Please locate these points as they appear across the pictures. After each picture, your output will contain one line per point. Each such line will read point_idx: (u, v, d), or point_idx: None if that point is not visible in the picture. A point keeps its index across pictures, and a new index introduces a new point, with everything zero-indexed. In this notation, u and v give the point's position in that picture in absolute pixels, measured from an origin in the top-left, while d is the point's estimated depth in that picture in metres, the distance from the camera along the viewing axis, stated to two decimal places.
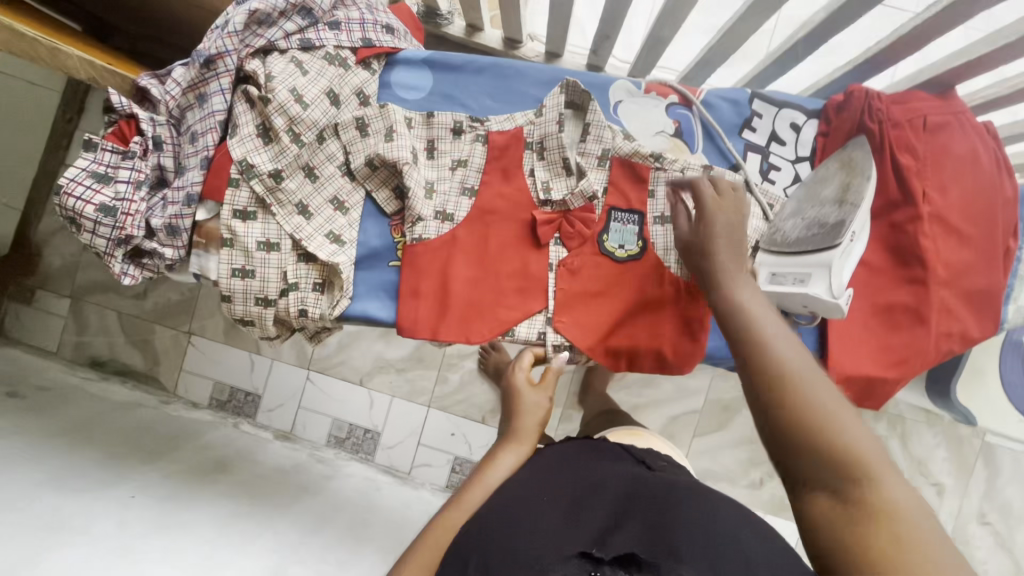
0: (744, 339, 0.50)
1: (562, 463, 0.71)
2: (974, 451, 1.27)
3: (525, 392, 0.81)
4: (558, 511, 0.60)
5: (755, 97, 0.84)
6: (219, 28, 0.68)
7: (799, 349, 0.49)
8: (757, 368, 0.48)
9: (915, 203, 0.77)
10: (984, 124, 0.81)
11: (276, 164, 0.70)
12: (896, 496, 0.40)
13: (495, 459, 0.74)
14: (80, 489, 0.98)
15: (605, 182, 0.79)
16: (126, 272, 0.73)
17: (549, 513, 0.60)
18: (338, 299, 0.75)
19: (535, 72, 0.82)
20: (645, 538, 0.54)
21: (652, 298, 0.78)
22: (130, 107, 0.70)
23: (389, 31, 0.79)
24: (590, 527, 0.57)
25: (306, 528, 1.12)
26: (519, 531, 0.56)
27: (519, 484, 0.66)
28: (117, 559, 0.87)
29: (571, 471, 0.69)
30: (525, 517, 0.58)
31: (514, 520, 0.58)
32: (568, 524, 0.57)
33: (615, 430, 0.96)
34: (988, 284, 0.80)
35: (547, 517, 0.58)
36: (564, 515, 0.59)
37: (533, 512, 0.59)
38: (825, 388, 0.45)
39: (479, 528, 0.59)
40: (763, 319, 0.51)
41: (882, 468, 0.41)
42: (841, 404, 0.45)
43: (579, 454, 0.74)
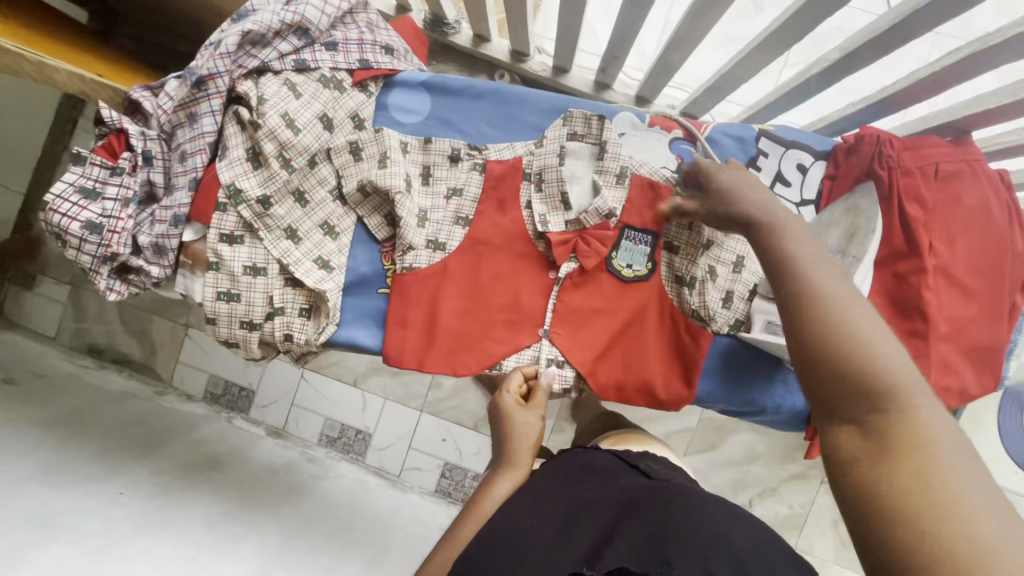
0: (788, 284, 0.48)
1: (549, 477, 0.62)
2: None
3: (513, 413, 0.72)
4: (547, 537, 0.52)
5: (762, 136, 0.81)
6: (211, 48, 0.67)
7: (841, 279, 0.47)
8: (790, 300, 0.47)
9: (921, 254, 0.74)
10: (1000, 173, 0.78)
11: (265, 189, 0.69)
12: (928, 430, 0.37)
13: (489, 490, 0.64)
14: (69, 486, 0.98)
15: (623, 201, 0.75)
16: (111, 288, 0.72)
17: (541, 537, 0.52)
18: (324, 326, 0.74)
19: (536, 99, 0.79)
20: (635, 548, 0.49)
21: (649, 321, 0.77)
22: (120, 121, 0.68)
23: (389, 51, 0.77)
24: (577, 555, 0.50)
25: (293, 532, 1.11)
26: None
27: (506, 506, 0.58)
28: (103, 558, 0.87)
29: (557, 481, 0.61)
30: (515, 556, 0.50)
31: (502, 561, 0.50)
32: (559, 556, 0.50)
33: (609, 433, 0.86)
34: (990, 340, 0.78)
35: (538, 554, 0.50)
36: (554, 540, 0.52)
37: (522, 543, 0.51)
38: (872, 333, 0.42)
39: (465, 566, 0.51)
40: (807, 264, 0.48)
41: (919, 401, 0.39)
42: (880, 336, 0.42)
43: (565, 462, 0.67)
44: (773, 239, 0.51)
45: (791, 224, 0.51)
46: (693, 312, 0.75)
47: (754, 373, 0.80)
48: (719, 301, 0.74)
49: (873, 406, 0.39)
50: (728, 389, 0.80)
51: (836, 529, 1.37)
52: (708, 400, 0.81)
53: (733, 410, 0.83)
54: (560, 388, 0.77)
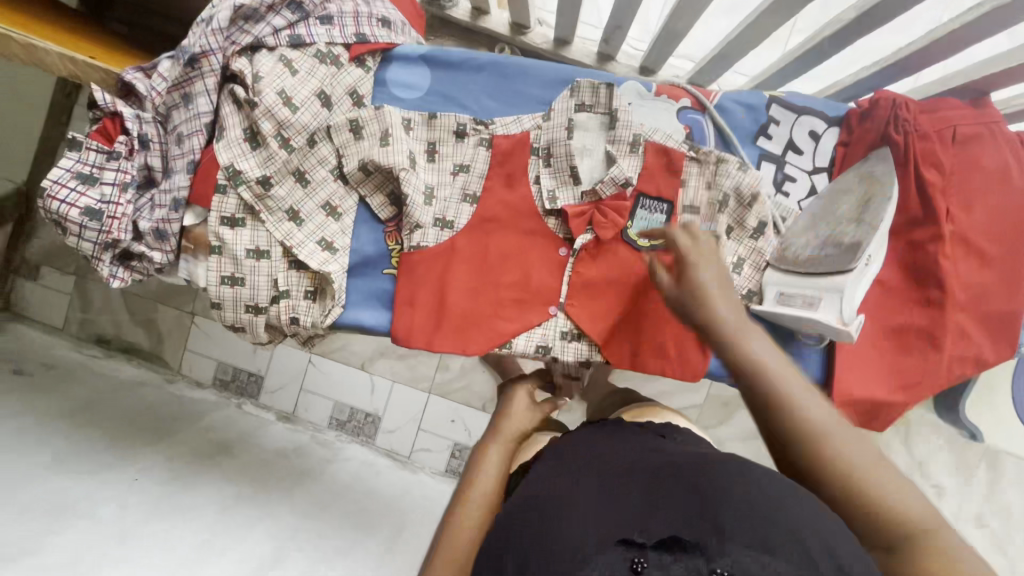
0: (751, 395, 0.46)
1: (588, 454, 0.57)
2: (976, 455, 1.33)
3: (518, 405, 0.74)
4: (585, 507, 0.46)
5: (773, 102, 0.79)
6: (204, 24, 0.65)
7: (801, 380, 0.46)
8: (760, 412, 0.46)
9: (938, 221, 0.72)
10: (1019, 135, 0.75)
11: (265, 170, 0.68)
12: (925, 529, 0.39)
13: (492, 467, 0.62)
14: (85, 473, 0.99)
15: (639, 167, 0.74)
16: (115, 275, 0.70)
17: (579, 507, 0.47)
18: (330, 308, 0.73)
19: (539, 70, 0.77)
20: (686, 508, 0.42)
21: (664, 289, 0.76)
22: (115, 104, 0.67)
23: (386, 24, 0.74)
24: (619, 519, 0.44)
25: (306, 514, 1.12)
26: (545, 545, 0.43)
27: (533, 478, 0.55)
28: (120, 543, 0.88)
29: (589, 451, 0.57)
30: (550, 518, 0.46)
31: (536, 528, 0.46)
32: (601, 520, 0.44)
33: (628, 408, 0.84)
34: (1008, 308, 0.76)
35: (574, 515, 0.45)
36: (592, 509, 0.46)
37: (558, 509, 0.47)
38: (843, 435, 0.43)
39: (494, 543, 0.48)
40: (768, 369, 0.46)
41: (911, 505, 0.40)
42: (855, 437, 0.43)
43: (598, 435, 0.62)
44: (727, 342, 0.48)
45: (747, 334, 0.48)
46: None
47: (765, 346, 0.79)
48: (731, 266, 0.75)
49: (872, 516, 0.40)
50: None
51: None
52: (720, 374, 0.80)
53: None
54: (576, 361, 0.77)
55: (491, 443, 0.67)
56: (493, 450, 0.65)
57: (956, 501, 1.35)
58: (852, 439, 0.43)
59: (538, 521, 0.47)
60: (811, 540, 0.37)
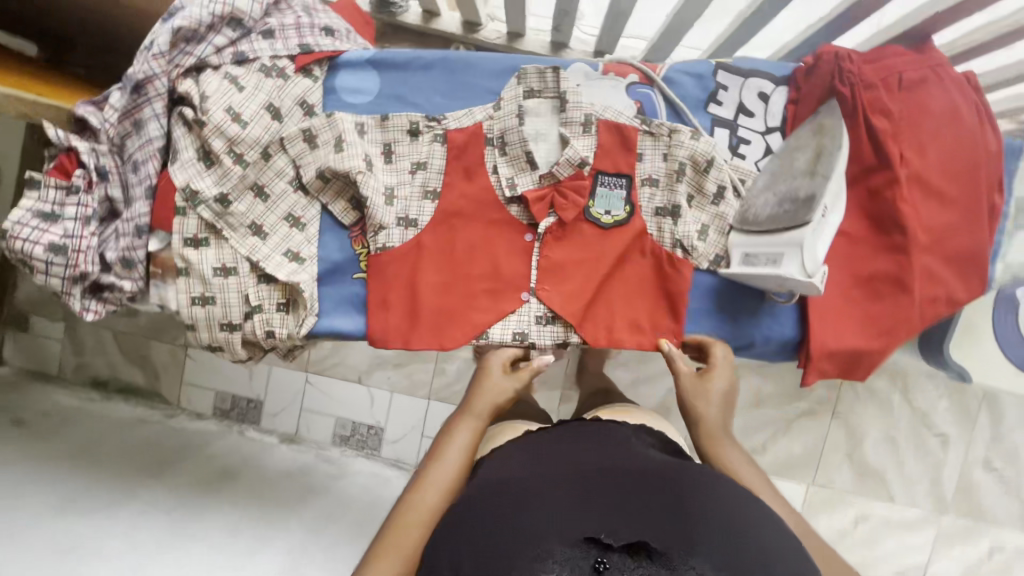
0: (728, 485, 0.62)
1: (562, 445, 0.59)
2: (976, 401, 1.34)
3: (493, 376, 0.70)
4: (558, 498, 0.49)
5: (720, 69, 0.80)
6: (145, 51, 0.66)
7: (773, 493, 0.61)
8: None
9: (893, 165, 0.73)
10: (965, 75, 0.76)
11: (221, 188, 0.69)
12: None
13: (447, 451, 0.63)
14: (88, 514, 0.99)
15: (594, 147, 0.75)
16: (88, 309, 0.71)
17: (551, 497, 0.49)
18: (304, 318, 0.73)
19: (487, 62, 0.78)
20: (656, 520, 0.47)
21: (632, 267, 0.77)
22: (69, 139, 0.67)
23: (329, 33, 0.75)
24: (591, 515, 0.47)
25: (316, 528, 1.12)
26: (516, 525, 0.46)
27: (505, 460, 0.57)
28: None
29: (566, 440, 0.60)
30: (524, 500, 0.49)
31: (509, 507, 0.48)
32: (573, 514, 0.47)
33: (604, 409, 0.84)
34: (972, 245, 0.76)
35: (548, 501, 0.48)
36: (564, 502, 0.48)
37: (533, 491, 0.50)
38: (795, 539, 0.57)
39: (461, 519, 0.50)
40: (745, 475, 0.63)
41: None
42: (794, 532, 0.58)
43: (571, 427, 0.64)
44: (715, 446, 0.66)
45: (726, 435, 0.67)
46: (676, 242, 0.76)
47: (740, 309, 0.80)
48: (697, 235, 0.76)
49: None
50: (718, 328, 0.79)
51: (851, 461, 1.38)
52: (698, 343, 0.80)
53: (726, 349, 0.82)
54: (549, 344, 0.77)
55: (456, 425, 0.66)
56: (460, 432, 0.65)
57: (960, 448, 1.36)
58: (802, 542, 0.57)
59: (511, 500, 0.49)
60: (766, 563, 0.45)
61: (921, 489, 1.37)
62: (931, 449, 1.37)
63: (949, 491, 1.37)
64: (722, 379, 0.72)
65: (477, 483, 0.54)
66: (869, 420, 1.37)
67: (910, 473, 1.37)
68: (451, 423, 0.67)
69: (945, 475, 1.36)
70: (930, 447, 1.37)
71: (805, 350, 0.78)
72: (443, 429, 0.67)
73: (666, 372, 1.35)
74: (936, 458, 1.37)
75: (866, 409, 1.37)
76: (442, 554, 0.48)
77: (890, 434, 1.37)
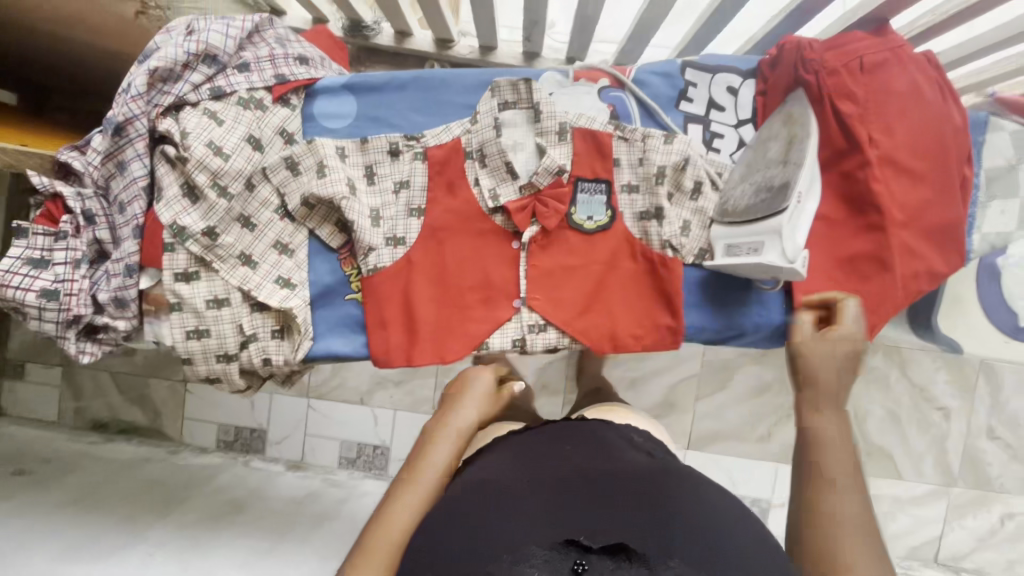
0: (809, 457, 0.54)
1: (547, 446, 0.58)
2: (974, 371, 1.36)
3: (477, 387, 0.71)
4: (536, 507, 0.49)
5: (687, 67, 0.82)
6: (123, 94, 0.67)
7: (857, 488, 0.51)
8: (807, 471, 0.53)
9: (862, 148, 0.75)
10: (925, 54, 0.79)
11: (208, 222, 0.69)
12: None
13: (427, 454, 0.61)
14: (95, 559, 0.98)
15: (570, 154, 0.76)
16: (83, 351, 0.71)
17: (530, 505, 0.49)
18: (299, 342, 0.74)
19: (460, 78, 0.80)
20: (633, 522, 0.48)
21: (625, 268, 0.78)
22: (54, 185, 0.68)
23: (304, 61, 0.76)
24: (569, 520, 0.48)
25: (331, 553, 1.11)
26: (495, 528, 0.47)
27: (486, 461, 0.57)
28: None
29: (553, 440, 0.59)
30: (503, 502, 0.49)
31: (489, 510, 0.49)
32: (549, 521, 0.48)
33: (590, 410, 0.84)
34: (947, 218, 0.78)
35: (526, 506, 0.49)
36: (544, 509, 0.49)
37: (513, 496, 0.50)
38: (861, 537, 0.47)
39: (439, 526, 0.49)
40: (828, 452, 0.53)
41: None
42: (859, 525, 0.48)
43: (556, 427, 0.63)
44: (812, 412, 0.58)
45: (835, 399, 0.58)
46: (665, 244, 0.76)
47: (727, 299, 0.81)
48: (680, 232, 0.77)
49: None
50: (710, 317, 0.81)
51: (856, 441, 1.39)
52: (694, 333, 0.81)
53: (716, 339, 0.83)
54: (546, 349, 0.78)
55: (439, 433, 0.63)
56: (444, 439, 0.63)
57: (963, 419, 1.38)
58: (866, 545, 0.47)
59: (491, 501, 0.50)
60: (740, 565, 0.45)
61: (928, 463, 1.38)
62: (935, 423, 1.38)
63: (956, 462, 1.37)
64: (856, 338, 0.63)
65: (458, 481, 0.55)
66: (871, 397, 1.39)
67: (915, 448, 1.38)
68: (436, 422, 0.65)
69: (951, 446, 1.37)
70: (933, 421, 1.38)
71: None
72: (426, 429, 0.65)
73: (664, 367, 1.36)
74: (940, 431, 1.38)
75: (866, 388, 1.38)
76: (418, 558, 0.48)
77: (893, 411, 1.38)
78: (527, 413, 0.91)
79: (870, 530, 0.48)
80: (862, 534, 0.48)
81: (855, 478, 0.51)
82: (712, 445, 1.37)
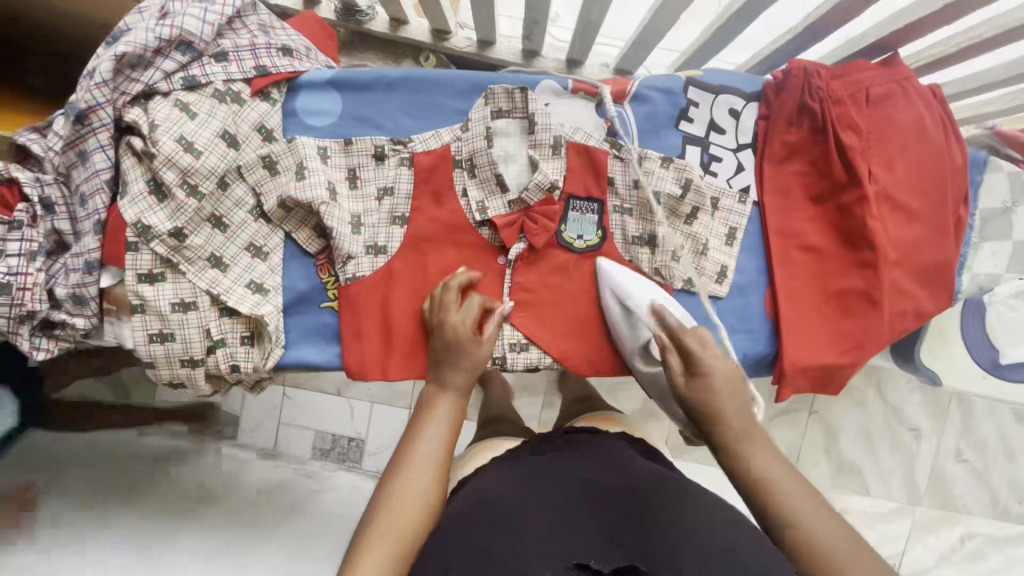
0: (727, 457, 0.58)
1: (555, 466, 0.59)
2: (948, 396, 1.38)
3: (463, 336, 0.67)
4: (550, 522, 0.49)
5: (690, 84, 0.79)
6: (87, 78, 0.62)
7: (764, 451, 0.57)
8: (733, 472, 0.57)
9: (860, 183, 0.73)
10: (931, 88, 0.77)
11: (176, 221, 0.65)
12: (821, 541, 0.49)
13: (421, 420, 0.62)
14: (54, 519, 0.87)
15: (563, 170, 0.74)
16: (37, 347, 0.67)
17: (544, 519, 0.50)
18: (270, 350, 0.71)
19: (453, 81, 0.76)
20: (636, 551, 0.47)
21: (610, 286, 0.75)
22: (9, 170, 0.62)
23: (287, 52, 0.72)
24: (576, 545, 0.47)
25: (297, 543, 0.98)
26: (504, 554, 0.45)
27: (492, 480, 0.58)
28: None
29: (552, 464, 0.60)
30: (506, 525, 0.49)
31: (502, 530, 0.48)
32: (559, 546, 0.46)
33: (585, 418, 0.81)
34: (940, 257, 0.77)
35: (536, 533, 0.47)
36: (556, 527, 0.49)
37: (520, 521, 0.49)
38: (784, 481, 0.54)
39: (449, 541, 0.49)
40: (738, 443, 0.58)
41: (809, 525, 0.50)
42: (785, 476, 0.54)
43: (564, 444, 0.65)
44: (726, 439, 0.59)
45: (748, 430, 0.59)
46: (655, 271, 0.75)
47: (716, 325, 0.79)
48: (671, 259, 0.75)
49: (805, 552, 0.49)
50: None
51: (829, 457, 1.39)
52: None
53: None
54: (527, 368, 0.75)
55: (439, 394, 0.64)
56: (439, 409, 0.63)
57: (933, 442, 1.39)
58: (795, 486, 0.53)
59: (504, 525, 0.49)
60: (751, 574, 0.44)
61: (897, 481, 1.39)
62: (906, 443, 1.40)
63: (924, 483, 1.40)
64: (721, 363, 0.63)
65: (465, 503, 0.55)
66: (847, 416, 1.39)
67: (885, 466, 1.39)
68: (428, 397, 0.65)
69: (920, 466, 1.39)
70: (904, 441, 1.40)
71: (779, 365, 0.78)
72: (419, 402, 0.65)
73: None
74: (910, 451, 1.40)
75: (844, 407, 1.39)
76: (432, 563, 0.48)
77: (867, 430, 1.39)
78: (520, 427, 0.89)
79: (795, 477, 0.54)
80: (833, 523, 0.50)
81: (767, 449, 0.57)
82: (688, 455, 1.35)
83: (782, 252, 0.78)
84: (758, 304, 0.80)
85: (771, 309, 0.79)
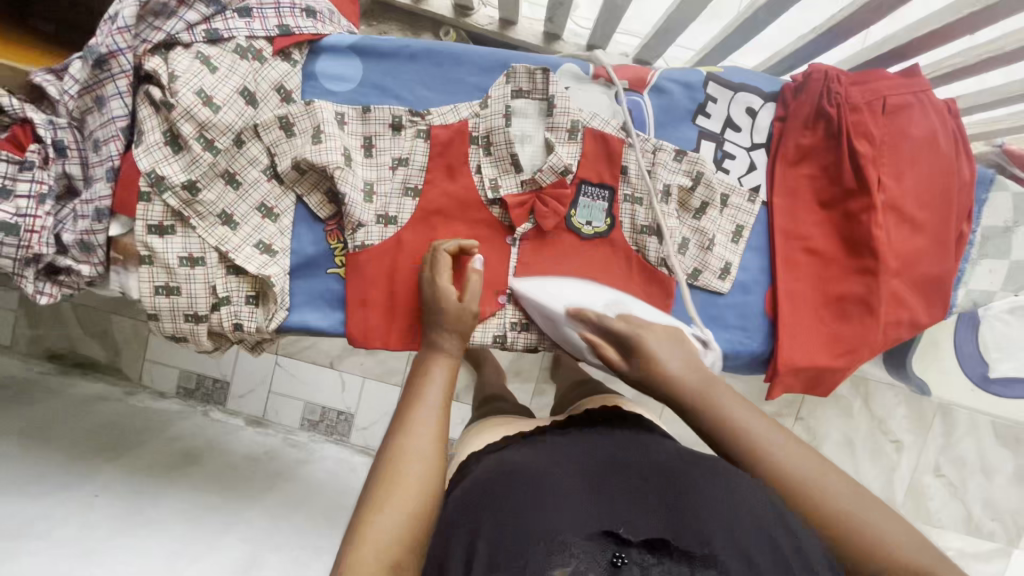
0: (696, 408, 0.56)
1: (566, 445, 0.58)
2: (932, 410, 1.40)
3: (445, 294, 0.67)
4: (573, 490, 0.48)
5: (710, 80, 0.79)
6: (109, 23, 0.62)
7: (738, 402, 0.55)
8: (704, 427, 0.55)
9: (870, 191, 0.74)
10: (946, 102, 0.77)
11: (190, 174, 0.65)
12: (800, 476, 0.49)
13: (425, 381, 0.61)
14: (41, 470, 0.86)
15: (578, 155, 0.74)
16: (41, 291, 0.66)
17: (568, 486, 0.48)
18: (274, 312, 0.71)
19: (475, 56, 0.76)
20: (662, 517, 0.44)
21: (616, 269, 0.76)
22: (23, 109, 0.62)
23: (311, 14, 0.72)
24: (598, 514, 0.45)
25: (281, 510, 0.99)
26: (527, 515, 0.44)
27: (512, 456, 0.57)
28: (99, 536, 0.77)
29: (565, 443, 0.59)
30: (537, 491, 0.47)
31: (523, 492, 0.47)
32: (583, 515, 0.44)
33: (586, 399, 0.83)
34: (939, 271, 0.78)
35: (560, 496, 0.46)
36: (581, 495, 0.47)
37: (543, 486, 0.48)
38: (763, 431, 0.52)
39: (465, 509, 0.49)
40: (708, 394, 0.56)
41: (788, 463, 0.50)
42: (762, 426, 0.52)
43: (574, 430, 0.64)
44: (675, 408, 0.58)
45: (698, 388, 0.57)
46: (661, 261, 0.75)
47: (715, 321, 0.80)
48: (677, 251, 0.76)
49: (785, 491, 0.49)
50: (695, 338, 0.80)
51: None
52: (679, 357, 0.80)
53: None
54: (525, 348, 0.77)
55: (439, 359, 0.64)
56: (442, 377, 0.62)
57: (915, 454, 1.42)
58: (771, 432, 0.52)
59: (524, 488, 0.48)
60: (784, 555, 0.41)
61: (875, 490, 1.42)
62: (886, 453, 1.42)
63: (900, 493, 1.43)
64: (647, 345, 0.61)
65: (478, 476, 0.54)
66: (831, 423, 1.41)
67: (864, 474, 1.42)
68: (426, 364, 0.64)
69: (898, 476, 1.42)
70: (885, 451, 1.42)
71: (774, 364, 0.80)
72: (417, 367, 0.65)
73: None
74: (890, 462, 1.42)
75: (830, 414, 1.41)
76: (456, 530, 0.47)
77: (850, 438, 1.42)
78: (517, 408, 0.90)
79: (771, 426, 0.53)
80: (813, 464, 0.50)
81: (742, 403, 0.55)
82: None
83: (786, 252, 0.79)
84: (758, 303, 0.81)
85: (771, 309, 0.81)
